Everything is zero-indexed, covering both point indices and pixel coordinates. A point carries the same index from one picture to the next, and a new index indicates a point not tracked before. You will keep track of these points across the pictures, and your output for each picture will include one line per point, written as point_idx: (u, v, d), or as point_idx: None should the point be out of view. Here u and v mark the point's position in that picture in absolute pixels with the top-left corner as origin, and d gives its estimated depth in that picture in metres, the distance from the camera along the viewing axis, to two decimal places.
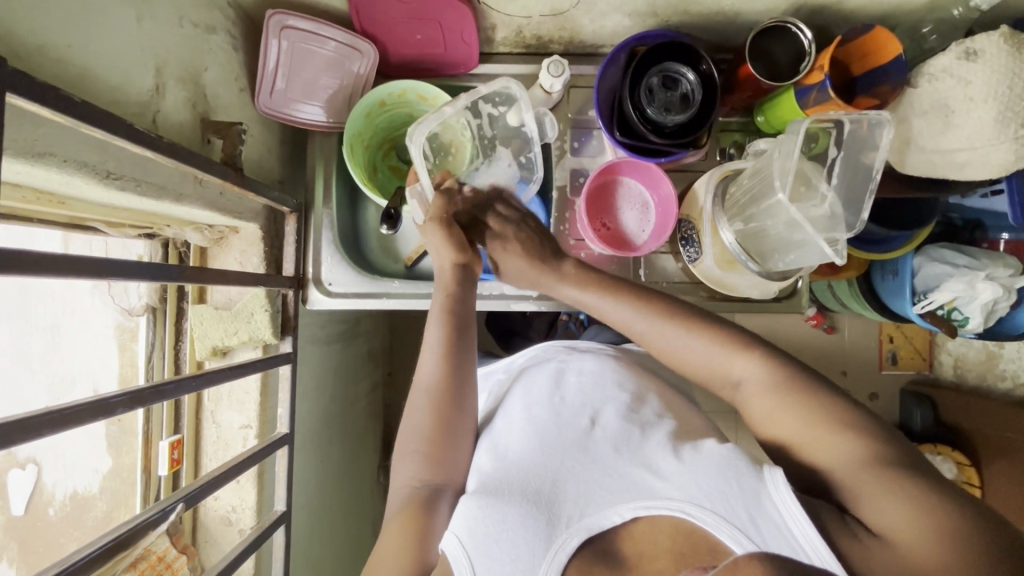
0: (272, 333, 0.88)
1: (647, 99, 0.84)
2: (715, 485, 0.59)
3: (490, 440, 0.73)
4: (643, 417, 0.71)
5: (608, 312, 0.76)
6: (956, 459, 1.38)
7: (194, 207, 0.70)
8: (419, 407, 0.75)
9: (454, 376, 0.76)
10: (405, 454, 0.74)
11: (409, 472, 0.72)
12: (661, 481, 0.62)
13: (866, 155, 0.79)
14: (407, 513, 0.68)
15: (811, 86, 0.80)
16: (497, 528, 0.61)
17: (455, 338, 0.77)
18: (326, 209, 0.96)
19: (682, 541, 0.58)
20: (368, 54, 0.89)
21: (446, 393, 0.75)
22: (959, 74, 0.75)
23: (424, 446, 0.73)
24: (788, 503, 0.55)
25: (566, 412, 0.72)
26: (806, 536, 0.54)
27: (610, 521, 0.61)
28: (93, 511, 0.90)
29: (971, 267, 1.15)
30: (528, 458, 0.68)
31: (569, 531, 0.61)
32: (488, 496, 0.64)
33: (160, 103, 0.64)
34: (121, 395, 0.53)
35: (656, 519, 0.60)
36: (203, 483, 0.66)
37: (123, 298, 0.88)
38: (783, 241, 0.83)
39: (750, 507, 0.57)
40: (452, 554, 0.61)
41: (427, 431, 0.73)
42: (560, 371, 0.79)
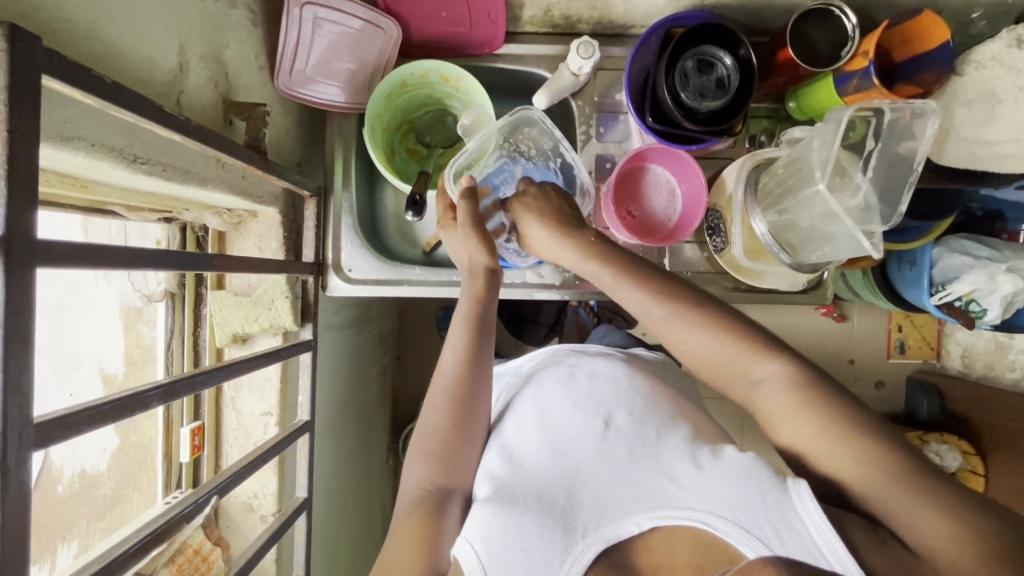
0: (293, 320, 0.86)
1: (682, 83, 0.81)
2: (738, 496, 0.56)
3: (501, 442, 0.71)
4: (658, 422, 0.69)
5: (620, 294, 0.72)
6: (961, 447, 1.37)
7: (216, 191, 0.68)
8: (435, 408, 0.73)
9: (470, 375, 0.73)
10: (417, 454, 0.71)
11: (420, 473, 0.69)
12: (680, 489, 0.60)
13: (904, 145, 0.76)
14: (417, 517, 0.65)
15: (853, 72, 0.78)
16: (514, 535, 0.58)
17: (477, 342, 0.74)
18: (345, 193, 0.94)
19: (700, 554, 0.56)
20: (391, 31, 0.86)
21: (465, 396, 0.72)
22: (1007, 63, 0.76)
23: (436, 446, 0.70)
24: (815, 517, 0.52)
25: (579, 415, 0.71)
26: (835, 553, 0.50)
27: (627, 531, 0.59)
28: (102, 489, 0.87)
29: (993, 258, 1.14)
30: (542, 466, 0.66)
31: (585, 542, 0.59)
32: (502, 502, 0.61)
33: (183, 83, 0.61)
34: (154, 388, 0.51)
35: (673, 530, 0.58)
36: (231, 474, 0.65)
37: (141, 282, 0.86)
38: (816, 233, 0.81)
39: (774, 519, 0.53)
40: (467, 564, 0.57)
41: (441, 431, 0.71)
42: (572, 373, 0.78)
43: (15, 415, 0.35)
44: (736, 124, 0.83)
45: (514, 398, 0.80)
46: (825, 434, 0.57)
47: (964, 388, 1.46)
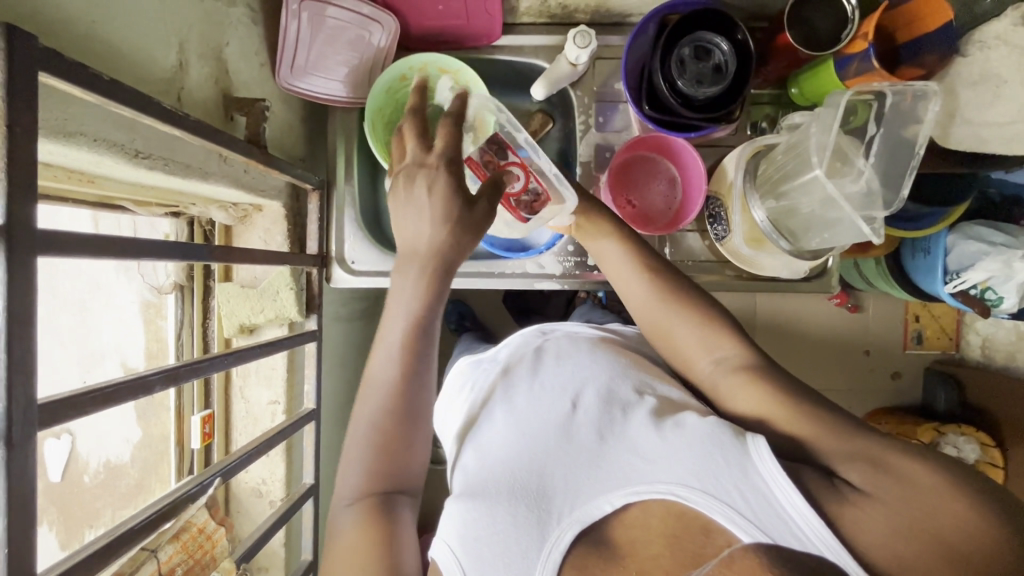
0: (298, 311, 0.88)
1: (677, 69, 0.80)
2: (701, 463, 0.57)
3: (476, 441, 0.73)
4: (623, 400, 0.70)
5: (607, 254, 0.79)
6: (979, 439, 1.35)
7: (219, 185, 0.71)
8: (371, 404, 0.65)
9: (412, 372, 0.66)
10: (351, 461, 0.64)
11: (358, 476, 0.63)
12: (648, 463, 0.60)
13: (908, 128, 0.75)
14: (361, 524, 0.60)
15: (853, 55, 0.77)
16: (489, 529, 0.60)
17: (417, 325, 0.67)
18: (347, 187, 0.95)
19: (675, 523, 0.56)
20: (389, 26, 0.87)
21: (406, 390, 0.65)
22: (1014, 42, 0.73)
23: (375, 454, 0.63)
24: (772, 471, 0.54)
25: (548, 400, 0.73)
26: (802, 514, 0.52)
27: (601, 510, 0.59)
28: (125, 478, 0.94)
29: (1008, 245, 1.10)
30: (515, 455, 0.67)
31: (561, 527, 0.59)
32: (474, 498, 0.64)
33: (184, 80, 0.63)
34: (158, 372, 0.53)
35: (646, 503, 0.58)
36: (236, 458, 0.67)
37: (151, 275, 0.89)
38: (817, 219, 0.79)
39: (738, 483, 0.55)
40: (445, 562, 0.60)
41: (379, 430, 0.64)
42: (539, 360, 0.80)
43: (20, 396, 0.38)
44: (732, 110, 0.82)
45: (490, 387, 0.80)
46: (775, 411, 0.60)
47: (982, 378, 1.44)
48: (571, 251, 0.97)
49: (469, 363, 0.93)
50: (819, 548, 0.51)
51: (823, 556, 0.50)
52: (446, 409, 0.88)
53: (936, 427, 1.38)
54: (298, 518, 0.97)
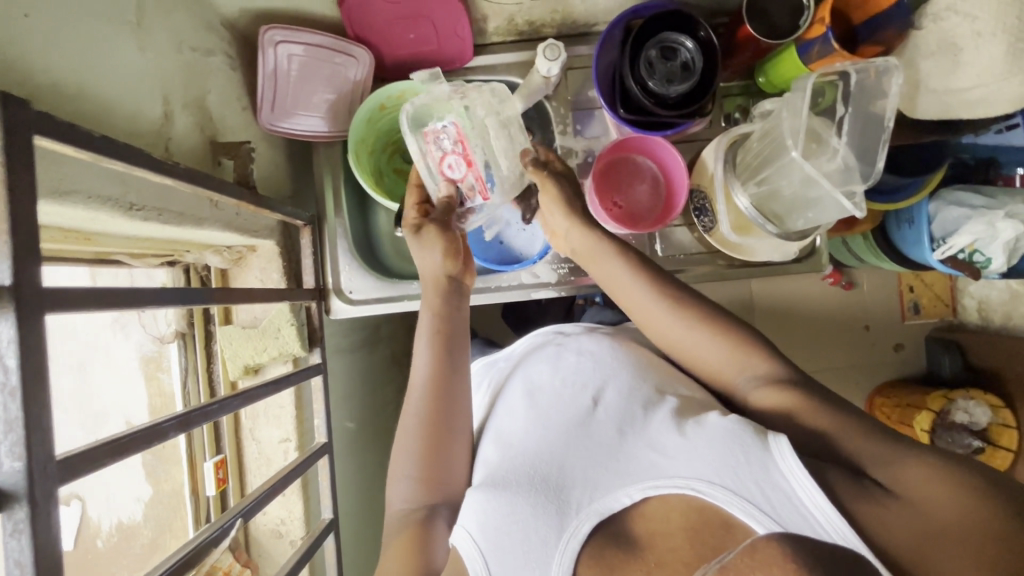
0: (301, 346, 0.89)
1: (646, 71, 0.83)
2: (722, 459, 0.58)
3: (495, 434, 0.75)
4: (645, 397, 0.71)
5: (602, 268, 0.78)
6: (989, 402, 1.37)
7: (213, 229, 0.72)
8: (409, 430, 0.75)
9: (443, 393, 0.76)
10: (399, 476, 0.74)
11: (405, 494, 0.72)
12: (666, 458, 0.61)
13: (875, 103, 0.77)
14: (404, 535, 0.69)
15: (813, 40, 0.79)
16: (510, 520, 0.61)
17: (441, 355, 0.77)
18: (338, 218, 0.97)
19: (695, 517, 0.56)
20: (363, 58, 0.89)
21: (438, 412, 0.75)
22: (964, 11, 0.74)
23: (419, 469, 0.72)
24: (795, 470, 0.55)
25: (568, 395, 0.74)
26: (821, 509, 0.53)
27: (619, 502, 0.60)
28: (141, 538, 0.92)
29: (988, 207, 1.14)
30: (536, 448, 0.68)
31: (579, 518, 0.60)
32: (495, 488, 0.65)
33: (170, 130, 0.64)
34: (171, 419, 0.53)
35: (666, 497, 0.59)
36: (255, 498, 0.67)
37: (153, 325, 0.89)
38: (800, 200, 0.81)
39: (759, 478, 0.55)
40: (467, 556, 0.61)
41: (420, 451, 0.73)
42: (559, 354, 0.81)
43: (39, 451, 0.38)
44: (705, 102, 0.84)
45: (506, 386, 0.82)
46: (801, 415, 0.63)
47: (987, 344, 1.46)
48: (565, 257, 0.98)
49: (481, 366, 0.95)
50: (835, 540, 0.51)
51: (837, 543, 0.51)
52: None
53: (946, 394, 1.41)
54: (321, 555, 0.96)
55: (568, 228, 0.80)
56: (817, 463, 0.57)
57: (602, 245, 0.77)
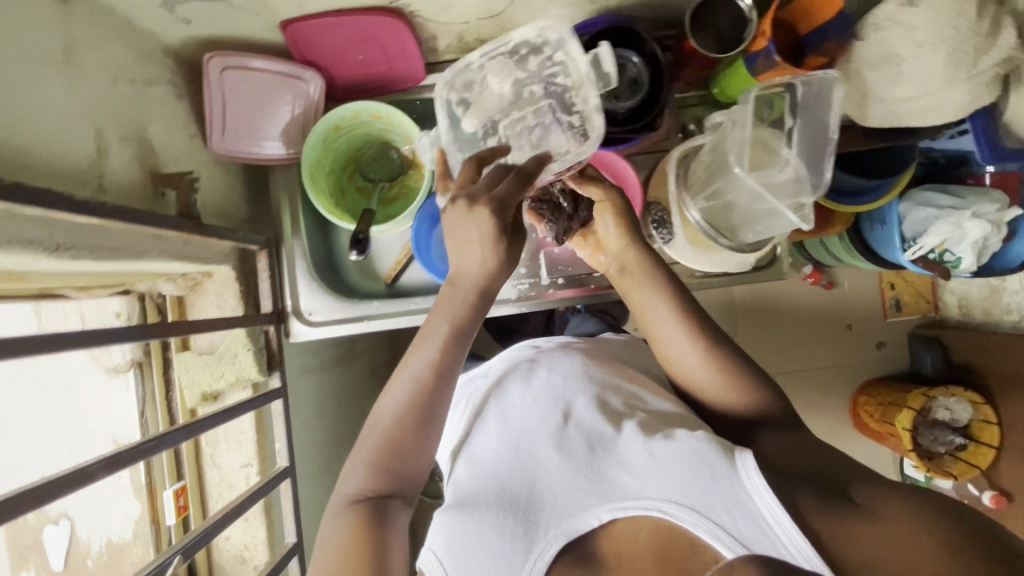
0: (259, 371, 0.89)
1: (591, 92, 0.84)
2: (690, 481, 0.61)
3: (467, 452, 0.76)
4: (614, 413, 0.72)
5: (642, 297, 0.78)
6: (969, 399, 1.37)
7: (157, 261, 0.72)
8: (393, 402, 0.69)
9: (440, 380, 0.69)
10: (361, 453, 0.68)
11: (364, 473, 0.68)
12: (636, 480, 0.64)
13: (820, 113, 0.77)
14: (357, 522, 0.65)
15: (757, 53, 0.79)
16: (480, 541, 0.64)
17: (450, 342, 0.70)
18: (296, 239, 0.97)
19: (663, 537, 0.61)
20: (314, 80, 0.89)
21: (426, 398, 0.69)
22: (903, 22, 0.72)
23: (377, 457, 0.67)
24: (761, 491, 0.59)
25: (540, 413, 0.74)
26: (784, 528, 0.57)
27: (587, 524, 0.64)
28: (128, 557, 0.91)
29: (956, 207, 1.15)
30: (508, 472, 0.70)
31: (547, 539, 0.64)
32: (463, 509, 0.68)
33: (105, 165, 0.64)
34: (97, 462, 0.56)
35: (634, 518, 0.63)
36: (201, 531, 0.69)
37: (106, 357, 0.88)
38: (750, 212, 0.81)
39: (726, 500, 0.59)
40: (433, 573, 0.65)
41: (391, 432, 0.68)
42: (531, 369, 0.80)
43: None
44: (654, 112, 0.84)
45: (484, 399, 0.81)
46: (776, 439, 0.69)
47: (965, 337, 1.45)
48: (525, 273, 0.98)
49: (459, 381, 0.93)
50: (794, 556, 0.56)
51: (792, 556, 0.56)
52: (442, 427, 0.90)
53: (926, 391, 1.40)
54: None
55: (620, 251, 0.81)
56: (787, 483, 0.61)
57: (648, 269, 0.78)
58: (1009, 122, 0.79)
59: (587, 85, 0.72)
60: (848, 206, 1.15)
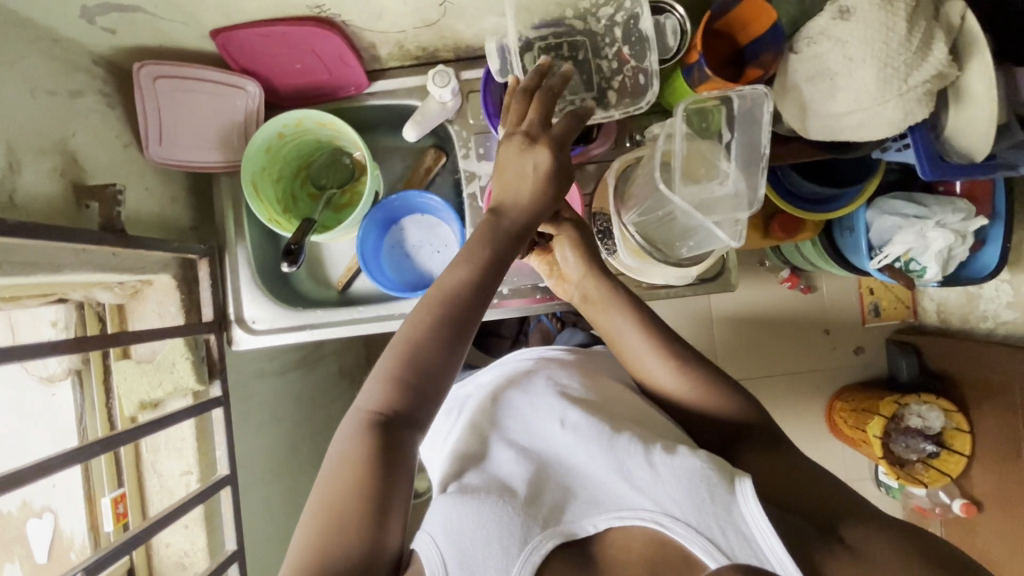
0: (198, 380, 0.89)
1: (561, 54, 0.79)
2: (688, 494, 0.61)
3: (460, 447, 0.74)
4: (615, 420, 0.71)
5: (609, 322, 0.80)
6: (942, 406, 1.39)
7: (81, 273, 0.72)
8: (416, 330, 0.65)
9: (465, 320, 0.66)
10: (374, 374, 0.65)
11: (375, 393, 0.63)
12: (635, 489, 0.64)
13: (754, 129, 0.77)
14: (366, 442, 0.60)
15: (692, 65, 0.79)
16: (479, 525, 0.60)
17: (483, 282, 0.68)
18: (240, 245, 0.97)
19: (655, 549, 0.61)
20: (254, 92, 0.89)
21: (451, 333, 0.65)
22: (835, 36, 0.71)
23: (393, 370, 0.64)
24: (755, 513, 0.59)
25: (540, 421, 0.74)
26: (770, 544, 0.58)
27: (586, 530, 0.63)
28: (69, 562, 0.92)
29: (921, 216, 1.14)
30: (512, 472, 0.68)
31: (545, 535, 0.62)
32: (461, 493, 0.64)
33: (18, 180, 0.64)
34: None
35: (630, 527, 0.63)
36: (112, 549, 0.70)
37: (41, 367, 0.89)
38: (684, 227, 0.80)
39: (720, 518, 0.60)
40: (425, 552, 0.60)
41: (410, 361, 0.64)
42: (529, 380, 0.80)
43: None
44: (630, 83, 0.79)
45: (481, 408, 0.79)
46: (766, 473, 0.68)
47: (937, 344, 1.44)
48: None
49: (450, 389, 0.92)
50: (777, 568, 0.57)
51: (775, 570, 0.57)
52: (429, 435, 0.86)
53: (898, 399, 1.39)
54: None
55: (581, 280, 0.83)
56: (786, 517, 0.62)
57: (615, 298, 0.80)
58: (949, 136, 0.78)
59: (651, 50, 0.76)
60: (812, 213, 1.12)
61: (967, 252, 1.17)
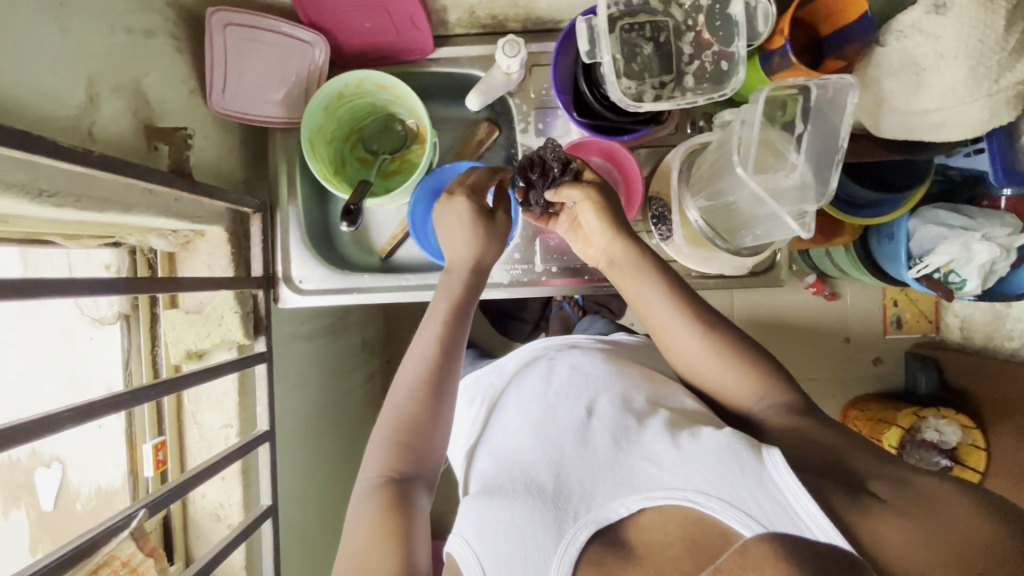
0: (244, 334, 0.89)
1: (642, 34, 0.78)
2: (716, 470, 0.58)
3: (490, 446, 0.75)
4: (638, 408, 0.70)
5: (636, 288, 0.76)
6: (961, 422, 1.35)
7: (146, 215, 0.71)
8: (406, 393, 0.71)
9: (444, 368, 0.73)
10: (376, 443, 0.70)
11: (380, 461, 0.69)
12: (661, 469, 0.61)
13: (834, 119, 0.76)
14: (379, 504, 0.65)
15: (773, 51, 0.78)
16: (511, 524, 0.61)
17: (454, 328, 0.75)
18: (291, 205, 0.96)
19: (691, 528, 0.57)
20: (319, 45, 0.88)
21: (434, 382, 0.72)
22: (927, 31, 0.70)
23: (394, 433, 0.70)
24: (788, 480, 0.55)
25: (562, 407, 0.73)
26: (811, 513, 0.53)
27: (617, 513, 0.61)
28: (99, 507, 0.93)
29: (967, 227, 1.12)
30: (535, 463, 0.67)
31: (577, 525, 0.60)
32: (492, 496, 0.66)
33: (95, 114, 0.63)
34: (68, 411, 0.59)
35: (663, 508, 0.59)
36: (172, 487, 0.67)
37: (93, 309, 0.89)
38: (752, 216, 0.79)
39: (755, 491, 0.55)
40: (463, 558, 0.62)
41: (405, 420, 0.70)
42: (551, 368, 0.81)
43: None
44: (711, 68, 0.77)
45: (502, 400, 0.82)
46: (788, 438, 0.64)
47: (962, 359, 1.42)
48: (519, 258, 0.97)
49: (470, 380, 0.95)
50: (818, 536, 0.52)
51: (819, 540, 0.52)
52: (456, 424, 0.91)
53: (916, 412, 1.38)
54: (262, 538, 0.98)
55: (608, 244, 0.78)
56: (817, 481, 0.56)
57: (641, 264, 0.75)
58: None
59: (739, 36, 0.74)
60: (859, 218, 1.10)
61: (1008, 269, 1.14)
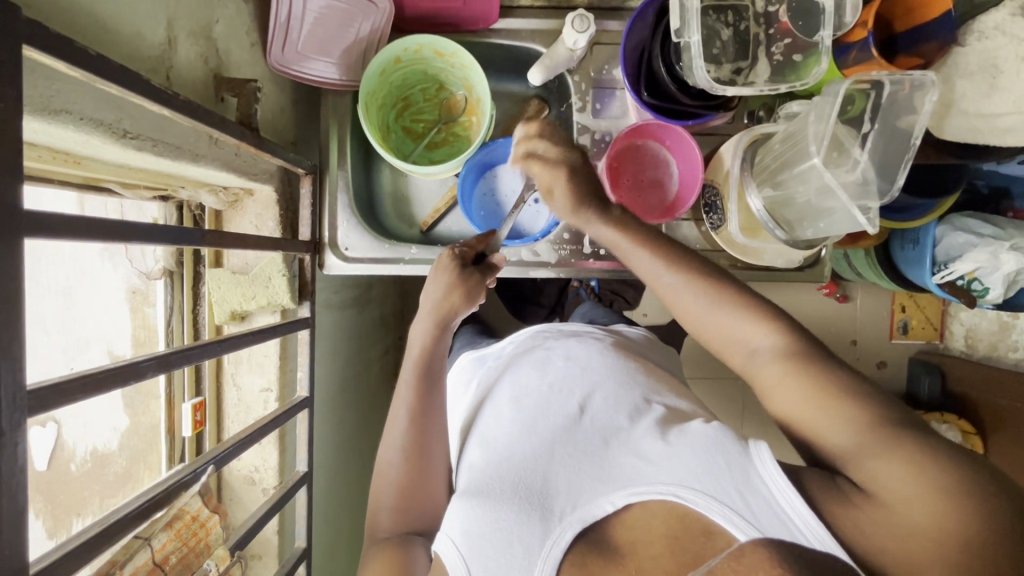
0: (291, 297, 0.87)
1: (723, 19, 0.78)
2: (704, 465, 0.54)
3: (479, 435, 0.71)
4: (631, 406, 0.67)
5: (637, 263, 0.70)
6: (960, 427, 1.34)
7: (211, 167, 0.69)
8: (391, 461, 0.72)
9: (422, 417, 0.73)
10: (382, 497, 0.71)
11: (389, 520, 0.70)
12: (649, 466, 0.57)
13: (903, 119, 0.75)
14: (384, 557, 0.66)
15: (853, 44, 0.80)
16: (491, 527, 0.57)
17: (426, 392, 0.74)
18: (341, 171, 0.93)
19: (676, 525, 0.53)
20: (384, 9, 0.85)
21: (419, 449, 0.72)
22: (1010, 32, 0.75)
23: (396, 499, 0.71)
24: (774, 476, 0.52)
25: (555, 400, 0.70)
26: (798, 510, 0.50)
27: (602, 510, 0.56)
28: (114, 467, 0.90)
29: (996, 236, 1.05)
30: (524, 454, 0.64)
31: (562, 525, 0.56)
32: (478, 495, 0.61)
33: (173, 57, 0.61)
34: (149, 358, 0.53)
35: (648, 504, 0.55)
36: (230, 445, 0.67)
37: (140, 261, 0.87)
38: (813, 208, 0.79)
39: (738, 482, 0.52)
40: (447, 557, 0.58)
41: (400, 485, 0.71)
42: (547, 359, 0.77)
43: (8, 379, 0.39)
44: (783, 59, 0.77)
45: (493, 386, 0.78)
46: (809, 412, 0.55)
47: (966, 368, 1.40)
48: (568, 239, 0.96)
49: (472, 359, 0.93)
50: (812, 543, 0.48)
51: (815, 549, 0.48)
52: (452, 407, 0.87)
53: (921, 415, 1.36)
54: (292, 507, 0.96)
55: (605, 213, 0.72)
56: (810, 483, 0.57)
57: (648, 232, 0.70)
58: None
59: (825, 26, 0.72)
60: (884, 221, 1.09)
61: None
